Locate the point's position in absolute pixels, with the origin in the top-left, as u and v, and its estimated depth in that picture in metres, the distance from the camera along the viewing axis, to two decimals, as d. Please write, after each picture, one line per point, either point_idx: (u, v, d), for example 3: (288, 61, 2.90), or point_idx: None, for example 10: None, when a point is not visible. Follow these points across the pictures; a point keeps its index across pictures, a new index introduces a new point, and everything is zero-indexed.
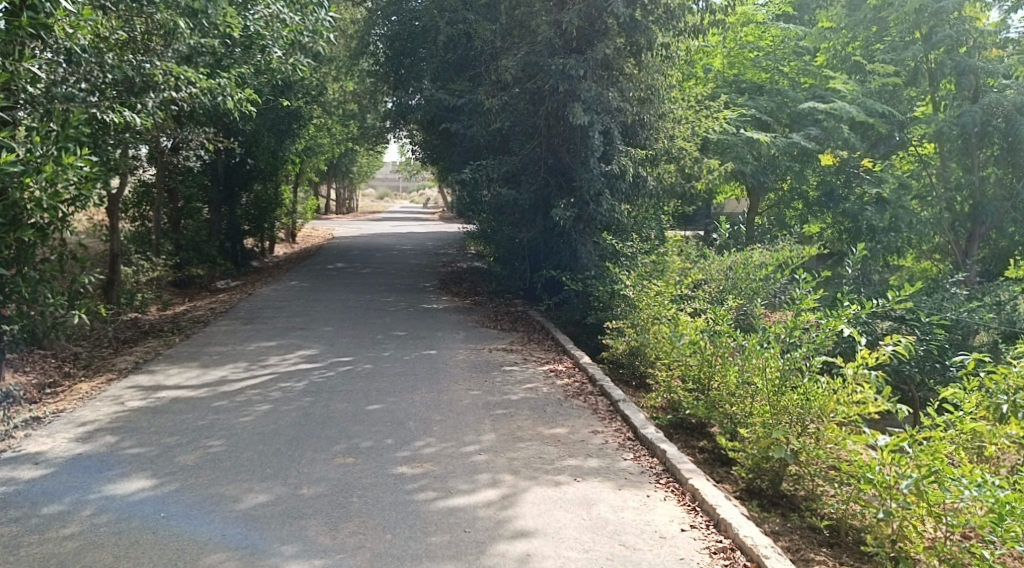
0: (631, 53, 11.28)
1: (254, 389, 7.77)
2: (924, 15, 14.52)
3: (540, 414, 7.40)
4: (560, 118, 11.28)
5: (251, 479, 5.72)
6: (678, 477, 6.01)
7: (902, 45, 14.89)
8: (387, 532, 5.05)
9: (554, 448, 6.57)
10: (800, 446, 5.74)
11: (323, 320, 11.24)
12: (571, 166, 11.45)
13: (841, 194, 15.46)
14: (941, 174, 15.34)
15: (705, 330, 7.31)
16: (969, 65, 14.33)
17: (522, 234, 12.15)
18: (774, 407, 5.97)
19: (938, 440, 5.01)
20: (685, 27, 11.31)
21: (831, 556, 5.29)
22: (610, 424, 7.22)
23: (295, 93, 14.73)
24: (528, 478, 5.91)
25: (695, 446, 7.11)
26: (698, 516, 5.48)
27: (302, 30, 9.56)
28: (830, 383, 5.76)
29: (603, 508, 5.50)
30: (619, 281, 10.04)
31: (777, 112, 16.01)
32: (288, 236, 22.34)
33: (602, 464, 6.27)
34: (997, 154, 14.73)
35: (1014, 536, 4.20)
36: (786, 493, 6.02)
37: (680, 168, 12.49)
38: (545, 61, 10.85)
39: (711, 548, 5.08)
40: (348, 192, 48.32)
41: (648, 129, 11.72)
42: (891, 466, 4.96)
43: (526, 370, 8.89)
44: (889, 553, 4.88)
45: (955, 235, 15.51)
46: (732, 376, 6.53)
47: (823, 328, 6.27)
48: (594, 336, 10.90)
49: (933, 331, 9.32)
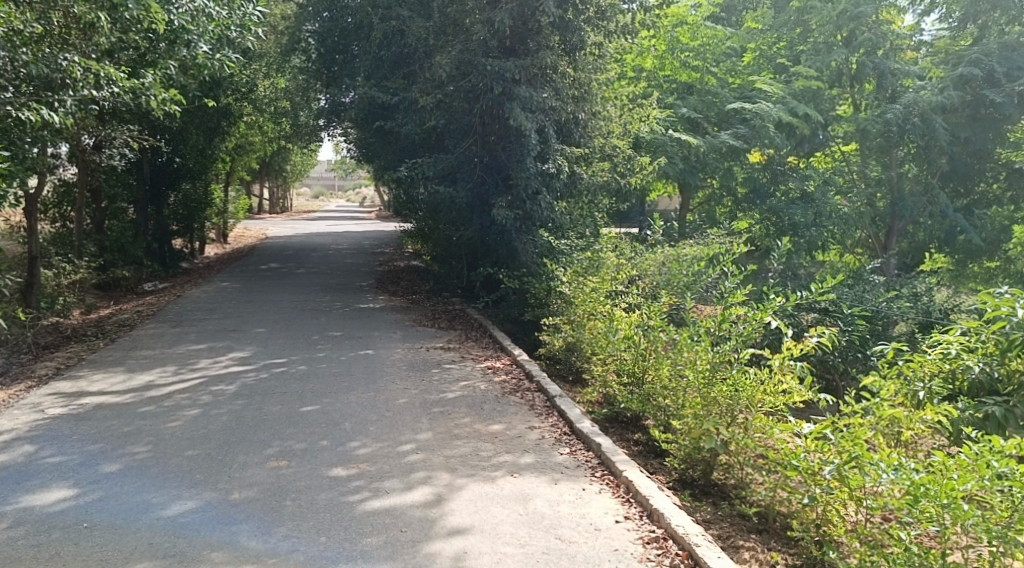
0: (565, 52, 11.43)
1: (182, 393, 7.66)
2: (845, 18, 14.84)
3: (476, 411, 7.46)
4: (494, 117, 11.40)
5: (179, 485, 5.66)
6: (612, 470, 6.13)
7: (825, 47, 15.26)
8: (321, 534, 5.06)
9: (490, 445, 6.63)
10: (730, 435, 5.91)
11: (254, 322, 11.10)
12: (506, 164, 11.55)
13: (768, 191, 15.73)
14: (862, 172, 16.20)
15: (639, 325, 7.46)
16: (888, 67, 14.98)
17: (459, 232, 12.19)
18: (704, 399, 6.14)
19: (857, 426, 5.16)
20: (616, 27, 11.67)
21: (760, 542, 5.48)
22: (546, 419, 7.32)
23: (223, 91, 14.56)
24: (464, 476, 5.97)
25: (629, 438, 7.26)
26: (632, 507, 5.61)
27: (228, 25, 9.47)
28: (756, 374, 5.94)
29: (539, 503, 5.59)
30: (556, 278, 10.19)
31: (707, 111, 16.26)
32: (218, 237, 21.99)
33: (537, 459, 6.36)
34: (914, 153, 15.50)
35: (928, 516, 4.41)
36: (717, 482, 6.20)
37: (613, 166, 12.61)
38: (478, 60, 10.95)
39: (644, 538, 5.21)
40: (281, 193, 47.86)
41: (582, 127, 11.87)
42: (814, 453, 5.13)
43: (463, 368, 8.94)
44: (814, 537, 5.08)
45: (875, 230, 16.14)
46: (665, 369, 6.67)
47: (750, 321, 6.45)
48: (530, 333, 11.01)
49: (854, 322, 9.71)
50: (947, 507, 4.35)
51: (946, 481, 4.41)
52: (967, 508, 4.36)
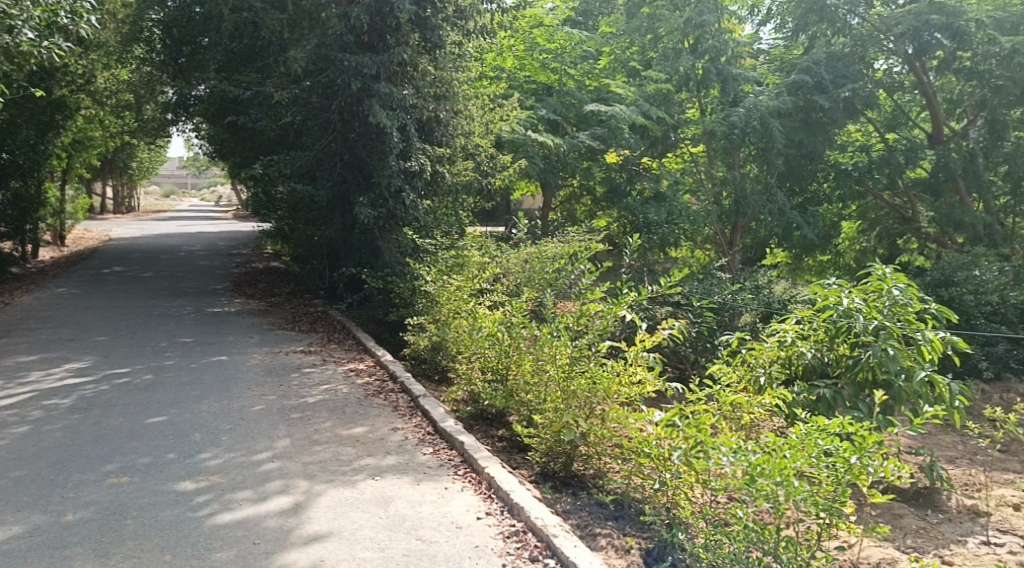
0: (426, 50, 11.44)
1: (11, 409, 7.21)
2: (690, 26, 15.43)
3: (338, 415, 7.38)
4: (354, 114, 11.34)
5: (3, 510, 5.33)
6: (475, 467, 6.20)
7: (673, 53, 15.80)
8: (165, 553, 4.90)
9: (352, 449, 6.59)
10: (588, 427, 6.04)
11: (96, 330, 10.56)
12: (367, 162, 11.46)
13: (625, 191, 16.39)
14: (707, 173, 16.08)
15: (502, 322, 7.58)
16: (730, 73, 15.53)
17: (319, 232, 12.00)
18: (564, 392, 6.27)
19: (703, 412, 5.41)
20: (475, 27, 11.77)
21: (616, 528, 5.56)
22: (410, 420, 7.33)
23: (56, 81, 13.86)
24: (323, 481, 5.91)
25: (492, 435, 7.35)
26: (493, 503, 5.69)
27: (57, 11, 9.02)
28: (612, 366, 6.19)
29: (400, 505, 5.60)
30: (420, 277, 10.21)
31: (566, 113, 16.65)
32: (56, 239, 20.75)
33: (400, 461, 6.37)
34: (754, 154, 15.37)
35: (765, 494, 4.61)
36: (575, 473, 6.30)
37: (477, 165, 12.70)
38: (335, 55, 10.81)
39: (504, 532, 5.31)
40: (128, 190, 45.64)
41: (443, 126, 11.91)
42: (665, 440, 5.33)
43: (324, 372, 8.82)
44: (664, 520, 5.28)
45: (721, 226, 15.94)
46: (527, 365, 6.79)
47: (606, 316, 6.78)
48: (395, 334, 10.97)
49: (704, 313, 10.23)
50: (780, 484, 4.57)
51: (778, 460, 4.63)
52: (797, 482, 4.59)
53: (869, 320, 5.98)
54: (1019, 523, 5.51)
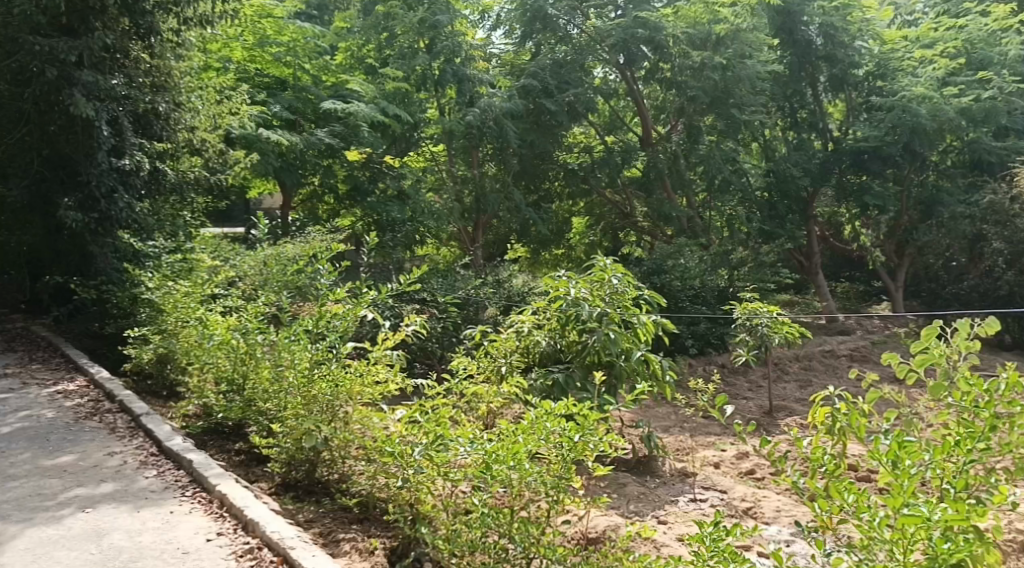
0: (139, 36, 10.84)
1: None
2: (425, 27, 15.78)
3: (40, 444, 6.81)
4: (51, 103, 10.06)
5: None
6: (205, 485, 5.97)
7: (410, 53, 16.02)
8: None
9: (58, 481, 6.11)
10: (330, 432, 5.96)
11: None
12: (71, 158, 10.43)
13: (368, 189, 15.91)
14: (449, 170, 16.57)
15: (236, 329, 7.29)
16: (466, 74, 16.08)
17: (20, 235, 10.93)
18: (305, 400, 6.10)
19: (442, 407, 5.39)
20: (194, 14, 11.14)
21: (360, 531, 5.64)
22: (130, 442, 6.89)
23: None
24: (19, 522, 5.45)
25: (230, 449, 7.00)
26: (225, 522, 5.52)
27: None
28: (354, 368, 6.13)
29: (116, 537, 5.28)
30: (141, 283, 9.56)
31: (303, 109, 16.34)
32: None
33: (117, 488, 6.01)
34: (493, 151, 16.46)
35: (500, 479, 4.62)
36: (319, 480, 6.22)
37: (204, 161, 12.07)
38: (23, 37, 9.77)
39: (237, 552, 5.16)
40: None
41: (163, 119, 11.12)
42: (406, 437, 5.27)
43: (25, 397, 8.07)
44: (408, 516, 5.20)
45: (466, 223, 16.61)
46: (265, 374, 6.60)
47: (345, 317, 6.75)
48: (113, 348, 10.14)
49: (448, 310, 10.48)
50: (514, 467, 4.62)
51: (511, 445, 4.66)
52: (528, 465, 4.67)
53: (594, 309, 6.42)
54: (718, 480, 6.21)
